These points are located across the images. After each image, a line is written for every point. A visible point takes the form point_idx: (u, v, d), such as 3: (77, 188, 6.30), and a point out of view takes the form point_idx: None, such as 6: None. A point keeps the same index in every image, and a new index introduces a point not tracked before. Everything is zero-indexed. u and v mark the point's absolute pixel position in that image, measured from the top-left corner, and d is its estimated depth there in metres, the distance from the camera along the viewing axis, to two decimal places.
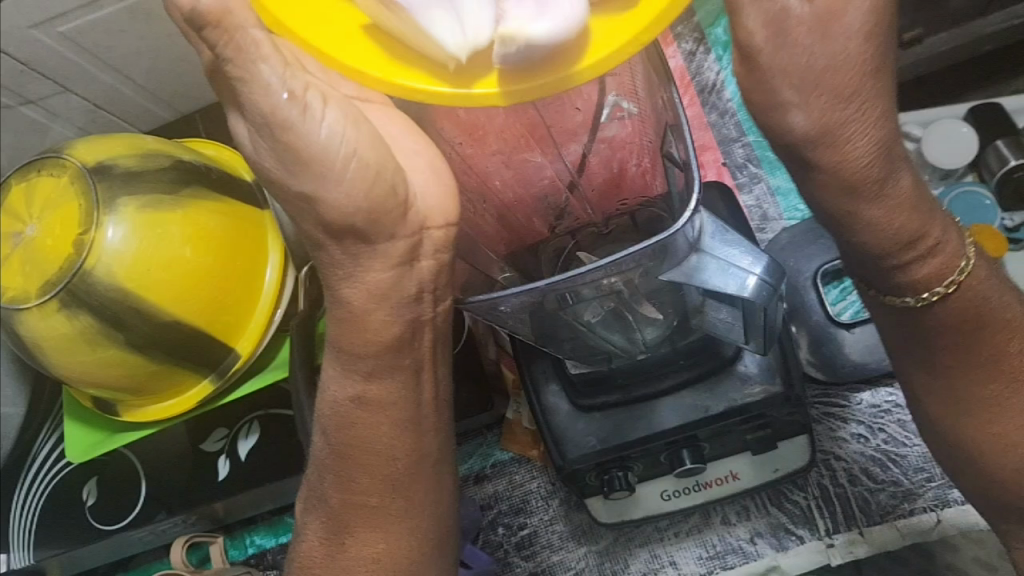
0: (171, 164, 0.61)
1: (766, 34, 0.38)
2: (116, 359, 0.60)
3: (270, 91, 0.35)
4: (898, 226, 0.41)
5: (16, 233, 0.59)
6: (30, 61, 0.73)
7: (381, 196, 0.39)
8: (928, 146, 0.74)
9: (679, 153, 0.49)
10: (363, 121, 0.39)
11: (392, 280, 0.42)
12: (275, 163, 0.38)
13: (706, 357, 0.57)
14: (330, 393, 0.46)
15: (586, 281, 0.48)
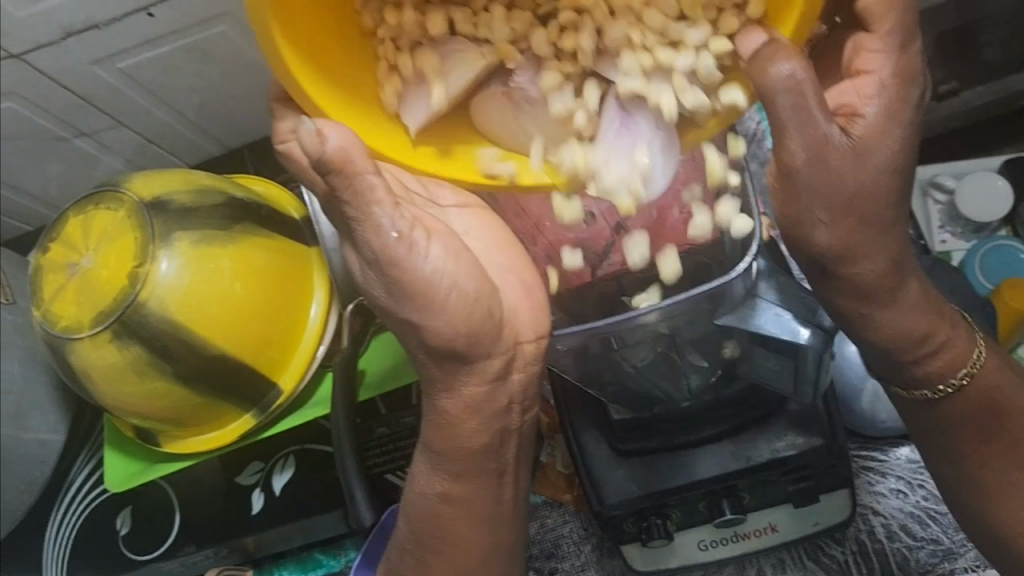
0: (224, 201, 0.62)
1: (806, 157, 0.43)
2: (162, 390, 0.60)
3: (381, 232, 0.42)
4: (907, 326, 0.49)
5: (71, 264, 0.60)
6: (87, 96, 0.75)
7: (478, 321, 0.46)
8: (961, 197, 0.73)
9: (737, 201, 0.52)
10: (461, 251, 0.47)
11: (485, 393, 0.49)
12: (385, 294, 0.45)
13: (751, 404, 0.57)
14: (418, 484, 0.53)
15: (636, 324, 0.48)
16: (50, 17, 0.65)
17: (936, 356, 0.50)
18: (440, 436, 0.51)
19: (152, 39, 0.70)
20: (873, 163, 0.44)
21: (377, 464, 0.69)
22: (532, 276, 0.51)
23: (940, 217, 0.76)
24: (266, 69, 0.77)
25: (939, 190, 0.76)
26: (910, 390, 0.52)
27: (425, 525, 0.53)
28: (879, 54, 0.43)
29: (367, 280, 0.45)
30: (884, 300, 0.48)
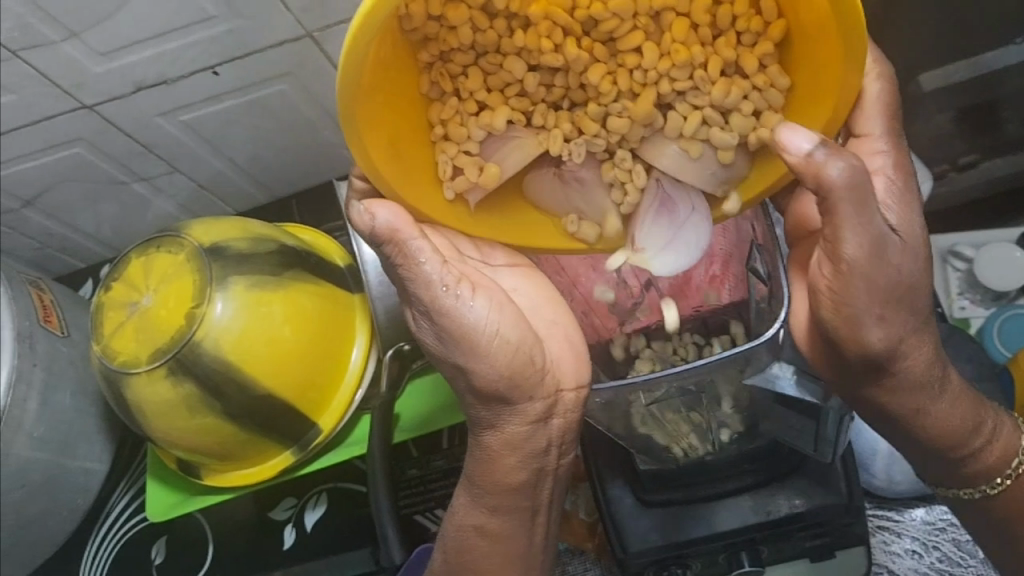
0: (278, 249, 0.66)
1: (866, 253, 0.44)
2: (211, 426, 0.64)
3: (430, 283, 0.47)
4: (960, 418, 0.52)
5: (133, 303, 0.64)
6: (150, 144, 0.80)
7: (521, 366, 0.50)
8: (979, 268, 0.76)
9: (765, 267, 0.55)
10: (506, 305, 0.50)
11: (527, 434, 0.53)
12: (436, 341, 0.50)
13: (772, 461, 0.60)
14: (457, 515, 0.56)
15: (665, 382, 0.51)
16: (124, 73, 0.70)
17: (990, 447, 0.53)
18: (481, 475, 0.54)
19: (216, 95, 0.75)
20: (907, 257, 0.47)
21: (406, 505, 0.72)
22: (575, 329, 0.54)
23: (959, 285, 0.80)
24: (317, 125, 0.82)
25: (959, 259, 0.79)
26: (965, 490, 0.55)
27: (458, 560, 0.55)
28: (879, 154, 0.51)
29: (421, 327, 0.50)
30: (936, 393, 0.51)
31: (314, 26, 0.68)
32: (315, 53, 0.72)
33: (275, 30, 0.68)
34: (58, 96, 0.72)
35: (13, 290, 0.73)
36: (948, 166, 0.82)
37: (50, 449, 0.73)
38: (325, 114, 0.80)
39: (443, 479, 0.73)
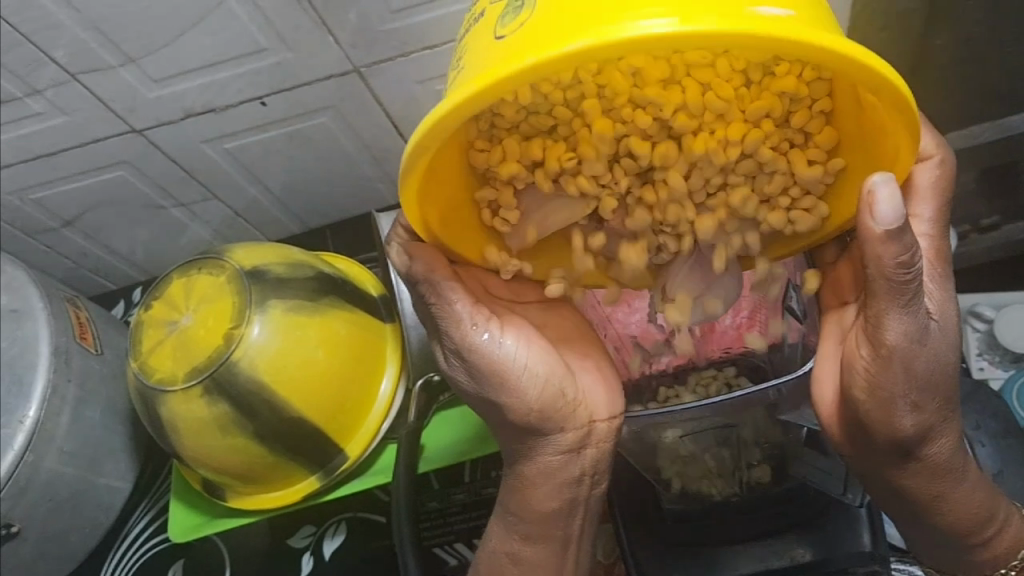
0: (315, 275, 0.68)
1: (907, 336, 0.43)
2: (240, 446, 0.65)
3: (460, 321, 0.50)
4: (974, 508, 0.51)
5: (172, 322, 0.65)
6: (192, 170, 0.82)
7: (551, 399, 0.51)
8: (1001, 326, 0.75)
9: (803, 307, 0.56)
10: (537, 341, 0.52)
11: (560, 463, 0.53)
12: (469, 380, 0.52)
13: (799, 506, 0.59)
14: (489, 541, 0.57)
15: (691, 416, 0.51)
16: (175, 100, 0.73)
17: (1001, 536, 0.52)
18: (516, 500, 0.54)
19: (260, 124, 0.77)
20: (946, 337, 0.46)
21: (428, 536, 0.73)
22: (605, 360, 0.56)
23: (978, 346, 0.78)
24: (355, 158, 0.84)
25: (979, 318, 0.79)
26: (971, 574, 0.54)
27: None
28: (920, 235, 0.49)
29: (455, 368, 0.52)
30: (959, 478, 0.50)
31: (361, 61, 0.71)
32: (359, 87, 0.74)
33: (323, 64, 0.71)
34: (109, 119, 0.74)
35: (52, 306, 0.74)
36: (970, 226, 0.83)
37: (77, 464, 0.73)
38: (364, 147, 0.82)
39: (463, 513, 0.73)
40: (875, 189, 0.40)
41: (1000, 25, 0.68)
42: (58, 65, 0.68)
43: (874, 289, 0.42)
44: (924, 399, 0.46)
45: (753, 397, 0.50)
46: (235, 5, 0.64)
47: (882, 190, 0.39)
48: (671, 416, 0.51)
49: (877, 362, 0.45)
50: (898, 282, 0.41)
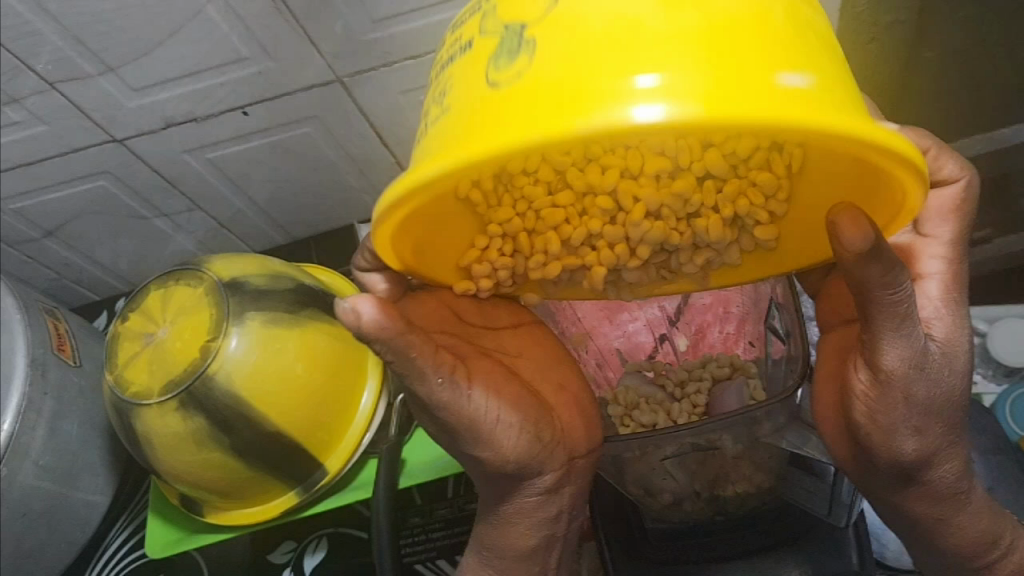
0: (295, 287, 0.67)
1: (905, 363, 0.42)
2: (217, 462, 0.63)
3: (430, 382, 0.43)
4: (980, 527, 0.50)
5: (149, 333, 0.65)
6: (174, 179, 0.81)
7: (531, 450, 0.49)
8: (994, 340, 0.74)
9: (783, 325, 0.53)
10: (503, 389, 0.49)
11: (543, 494, 0.52)
12: (437, 429, 0.48)
13: (781, 526, 0.59)
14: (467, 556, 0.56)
15: (670, 439, 0.50)
16: (155, 109, 0.72)
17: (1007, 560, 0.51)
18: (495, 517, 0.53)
19: (242, 134, 0.76)
20: (954, 366, 0.45)
21: (409, 553, 0.71)
22: (586, 394, 0.55)
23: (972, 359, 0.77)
24: (340, 169, 0.83)
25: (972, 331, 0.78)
26: None
27: None
28: (938, 259, 0.49)
29: (422, 418, 0.48)
30: (960, 504, 0.49)
31: (344, 70, 0.70)
32: (343, 98, 0.73)
33: (305, 74, 0.70)
34: (88, 128, 0.73)
35: (29, 317, 0.73)
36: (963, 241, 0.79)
37: (53, 478, 0.72)
38: (349, 158, 0.81)
39: (446, 528, 0.72)
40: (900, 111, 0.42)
41: (985, 36, 0.68)
42: (37, 73, 0.67)
43: (870, 315, 0.41)
44: (916, 424, 0.45)
45: (734, 420, 0.49)
46: (215, 13, 0.63)
47: (842, 217, 0.37)
48: (651, 440, 0.50)
49: (876, 387, 0.44)
50: (892, 309, 0.40)
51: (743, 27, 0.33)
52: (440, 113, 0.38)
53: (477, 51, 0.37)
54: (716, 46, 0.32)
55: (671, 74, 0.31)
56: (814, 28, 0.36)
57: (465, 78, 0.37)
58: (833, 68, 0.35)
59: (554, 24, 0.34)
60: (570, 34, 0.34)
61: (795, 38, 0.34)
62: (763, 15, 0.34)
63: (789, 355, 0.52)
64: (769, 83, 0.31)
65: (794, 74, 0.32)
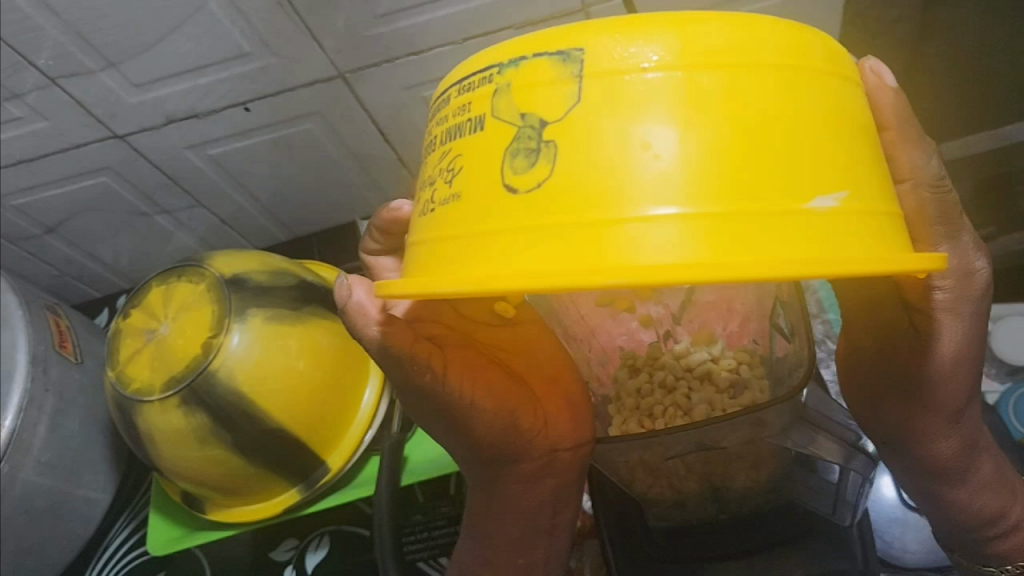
0: (297, 283, 0.67)
1: None
2: (219, 459, 0.63)
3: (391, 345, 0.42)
4: (980, 505, 0.50)
5: (150, 330, 0.64)
6: (175, 176, 0.81)
7: (508, 434, 0.51)
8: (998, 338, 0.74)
9: (786, 322, 0.53)
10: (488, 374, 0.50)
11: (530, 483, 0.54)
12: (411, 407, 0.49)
13: (787, 523, 0.58)
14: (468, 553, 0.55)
15: (676, 438, 0.51)
16: (158, 104, 0.72)
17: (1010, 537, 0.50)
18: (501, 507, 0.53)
19: (244, 130, 0.76)
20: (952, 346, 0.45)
21: (412, 550, 0.70)
22: (577, 387, 0.57)
23: None
24: (343, 166, 0.83)
25: None
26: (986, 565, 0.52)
27: None
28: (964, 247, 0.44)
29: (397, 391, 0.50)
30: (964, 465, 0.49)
31: (346, 66, 0.70)
32: (345, 94, 0.73)
33: (307, 70, 0.70)
34: (90, 124, 0.73)
35: (31, 314, 0.73)
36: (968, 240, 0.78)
37: (54, 475, 0.72)
38: (351, 155, 0.81)
39: (448, 525, 0.71)
40: (876, 65, 0.35)
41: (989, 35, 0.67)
42: (38, 69, 0.66)
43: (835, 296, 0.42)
44: None
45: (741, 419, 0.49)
46: (217, 9, 0.63)
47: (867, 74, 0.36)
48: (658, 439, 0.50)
49: None
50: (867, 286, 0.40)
51: (787, 138, 0.29)
52: (440, 194, 0.33)
53: (484, 133, 0.32)
54: (749, 178, 0.28)
55: (704, 213, 0.28)
56: (854, 118, 0.32)
57: (473, 159, 0.32)
58: (867, 172, 0.31)
59: (578, 124, 0.30)
60: (595, 141, 0.29)
61: (838, 143, 0.30)
62: (809, 122, 0.30)
63: (794, 351, 0.52)
64: (811, 221, 0.28)
65: (830, 196, 0.29)
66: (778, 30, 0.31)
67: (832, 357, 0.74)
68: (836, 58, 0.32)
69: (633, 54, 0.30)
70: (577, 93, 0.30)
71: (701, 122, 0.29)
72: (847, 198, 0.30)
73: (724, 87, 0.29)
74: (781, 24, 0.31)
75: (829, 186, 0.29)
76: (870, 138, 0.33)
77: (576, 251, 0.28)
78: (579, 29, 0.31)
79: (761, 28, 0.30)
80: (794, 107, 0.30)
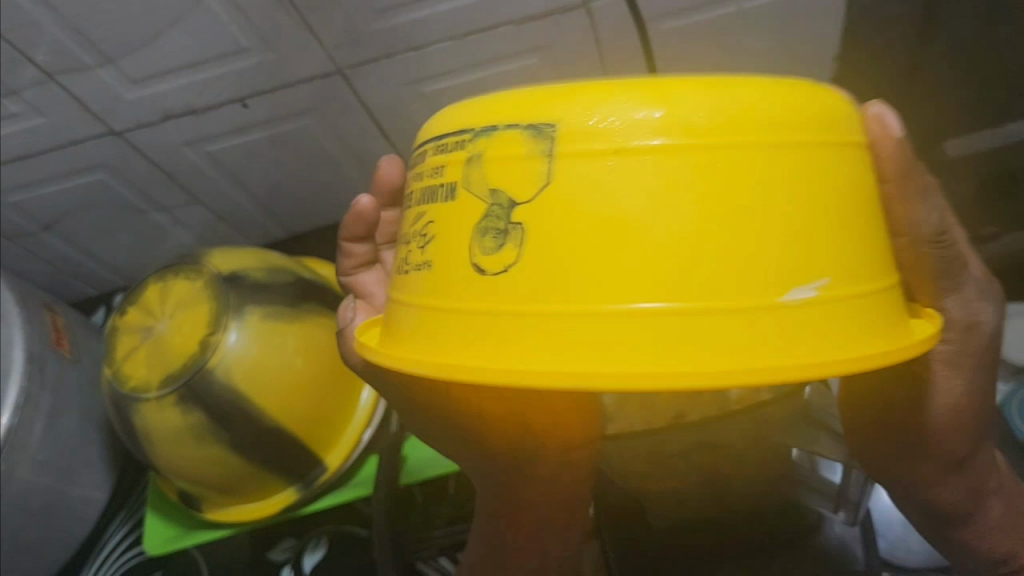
0: (294, 280, 0.67)
1: None
2: (216, 457, 0.63)
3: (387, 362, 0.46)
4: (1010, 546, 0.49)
5: (147, 327, 0.64)
6: (173, 173, 0.80)
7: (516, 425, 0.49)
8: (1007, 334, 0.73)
9: None
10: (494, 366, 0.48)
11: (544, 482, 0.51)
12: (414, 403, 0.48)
13: (790, 522, 0.56)
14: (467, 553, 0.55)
15: None
16: (155, 100, 0.71)
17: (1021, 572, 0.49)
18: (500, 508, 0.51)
19: (243, 126, 0.75)
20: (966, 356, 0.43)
21: (410, 550, 0.69)
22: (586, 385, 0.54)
23: None
24: (341, 163, 0.82)
25: None
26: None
27: None
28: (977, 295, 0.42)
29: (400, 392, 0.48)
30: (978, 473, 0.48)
31: (346, 62, 0.69)
32: (343, 89, 0.72)
33: (305, 66, 0.69)
34: (87, 120, 0.72)
35: (28, 312, 0.72)
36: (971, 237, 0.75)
37: (51, 474, 0.71)
38: (350, 152, 0.81)
39: (446, 527, 0.71)
40: (881, 112, 0.32)
41: None
42: (35, 64, 0.66)
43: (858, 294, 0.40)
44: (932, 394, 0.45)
45: None
46: (216, 4, 0.62)
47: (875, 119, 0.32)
48: None
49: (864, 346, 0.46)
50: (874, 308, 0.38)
51: (765, 223, 0.27)
52: (419, 258, 0.33)
53: (457, 202, 0.31)
54: (723, 268, 0.27)
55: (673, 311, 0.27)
56: (852, 184, 0.30)
57: (447, 230, 0.31)
58: (860, 244, 0.30)
59: (549, 208, 0.28)
60: (565, 225, 0.28)
61: (825, 223, 0.28)
62: (794, 203, 0.28)
63: None
64: (787, 317, 0.27)
65: (809, 285, 0.28)
66: (767, 93, 0.29)
67: None
68: (833, 117, 0.30)
69: (607, 124, 0.28)
70: (549, 172, 0.29)
71: (674, 210, 0.27)
72: (829, 283, 0.28)
73: (700, 167, 0.27)
74: (769, 84, 0.29)
75: (809, 273, 0.28)
76: (866, 203, 0.31)
77: (539, 345, 0.28)
78: (555, 99, 0.29)
79: (746, 95, 0.28)
80: (777, 189, 0.28)
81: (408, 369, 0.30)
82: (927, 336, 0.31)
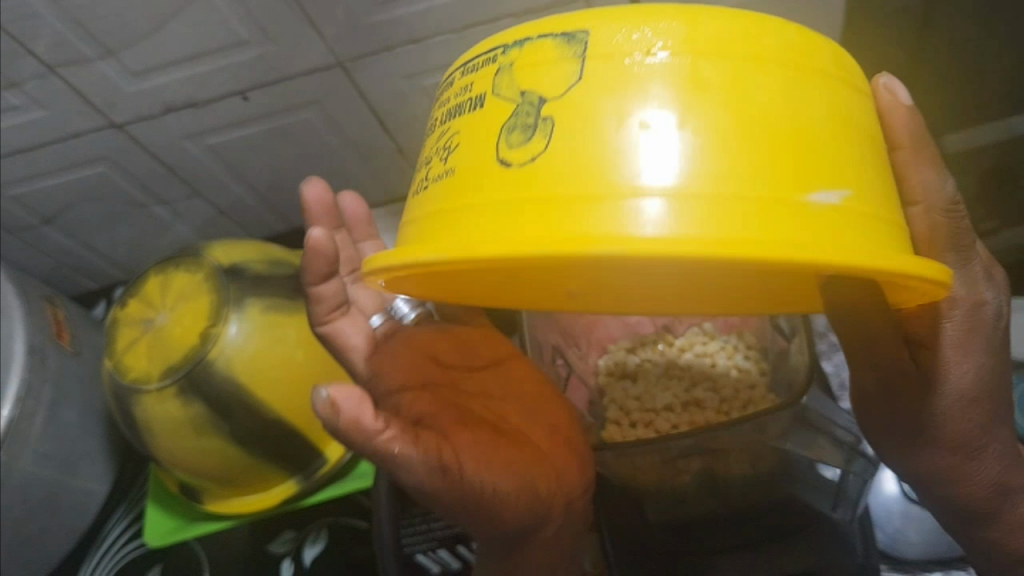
0: (295, 274, 0.67)
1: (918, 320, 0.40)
2: (217, 450, 0.63)
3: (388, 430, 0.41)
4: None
5: (147, 319, 0.64)
6: (173, 165, 0.80)
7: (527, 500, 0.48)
8: None
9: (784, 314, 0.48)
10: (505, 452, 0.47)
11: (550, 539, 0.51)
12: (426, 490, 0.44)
13: (785, 516, 0.57)
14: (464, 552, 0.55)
15: None
16: (156, 93, 0.71)
17: None
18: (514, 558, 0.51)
19: (243, 119, 0.75)
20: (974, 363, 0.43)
21: (409, 543, 0.66)
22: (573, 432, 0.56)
23: None
24: (340, 155, 0.82)
25: None
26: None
27: None
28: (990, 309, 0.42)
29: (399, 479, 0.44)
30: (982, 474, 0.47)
31: (345, 55, 0.69)
32: (343, 82, 0.72)
33: (307, 58, 0.69)
34: (87, 113, 0.72)
35: (29, 304, 0.73)
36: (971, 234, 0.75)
37: (51, 466, 0.71)
38: (349, 144, 0.81)
39: None
40: (891, 83, 0.38)
41: None
42: (37, 58, 0.66)
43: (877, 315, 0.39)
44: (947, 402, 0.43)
45: None
46: None
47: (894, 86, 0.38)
48: None
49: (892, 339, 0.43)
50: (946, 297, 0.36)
51: (793, 141, 0.30)
52: (439, 171, 0.35)
53: (490, 115, 0.34)
54: (735, 158, 0.29)
55: (687, 193, 0.29)
56: (864, 127, 0.34)
57: (478, 143, 0.34)
58: (870, 178, 0.33)
59: (577, 104, 0.31)
60: (591, 136, 0.31)
61: (843, 146, 0.32)
62: (821, 121, 0.32)
63: None
64: (804, 205, 0.29)
65: (829, 192, 0.30)
66: (799, 35, 0.33)
67: (834, 350, 0.78)
68: (851, 71, 0.35)
69: (621, 49, 0.32)
70: (578, 71, 0.32)
71: (700, 100, 0.30)
72: (849, 195, 0.31)
73: (726, 83, 0.31)
74: (801, 30, 0.33)
75: (828, 181, 0.31)
76: (876, 158, 0.34)
77: (537, 234, 0.29)
78: (588, 15, 0.33)
79: (779, 30, 0.32)
80: (802, 103, 0.31)
81: (425, 256, 0.32)
82: (944, 271, 0.32)
